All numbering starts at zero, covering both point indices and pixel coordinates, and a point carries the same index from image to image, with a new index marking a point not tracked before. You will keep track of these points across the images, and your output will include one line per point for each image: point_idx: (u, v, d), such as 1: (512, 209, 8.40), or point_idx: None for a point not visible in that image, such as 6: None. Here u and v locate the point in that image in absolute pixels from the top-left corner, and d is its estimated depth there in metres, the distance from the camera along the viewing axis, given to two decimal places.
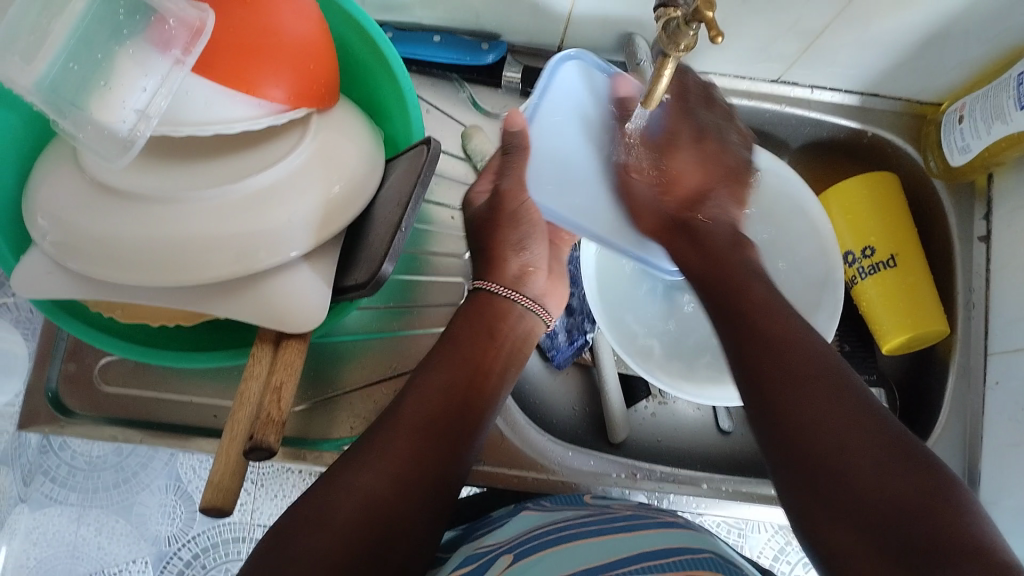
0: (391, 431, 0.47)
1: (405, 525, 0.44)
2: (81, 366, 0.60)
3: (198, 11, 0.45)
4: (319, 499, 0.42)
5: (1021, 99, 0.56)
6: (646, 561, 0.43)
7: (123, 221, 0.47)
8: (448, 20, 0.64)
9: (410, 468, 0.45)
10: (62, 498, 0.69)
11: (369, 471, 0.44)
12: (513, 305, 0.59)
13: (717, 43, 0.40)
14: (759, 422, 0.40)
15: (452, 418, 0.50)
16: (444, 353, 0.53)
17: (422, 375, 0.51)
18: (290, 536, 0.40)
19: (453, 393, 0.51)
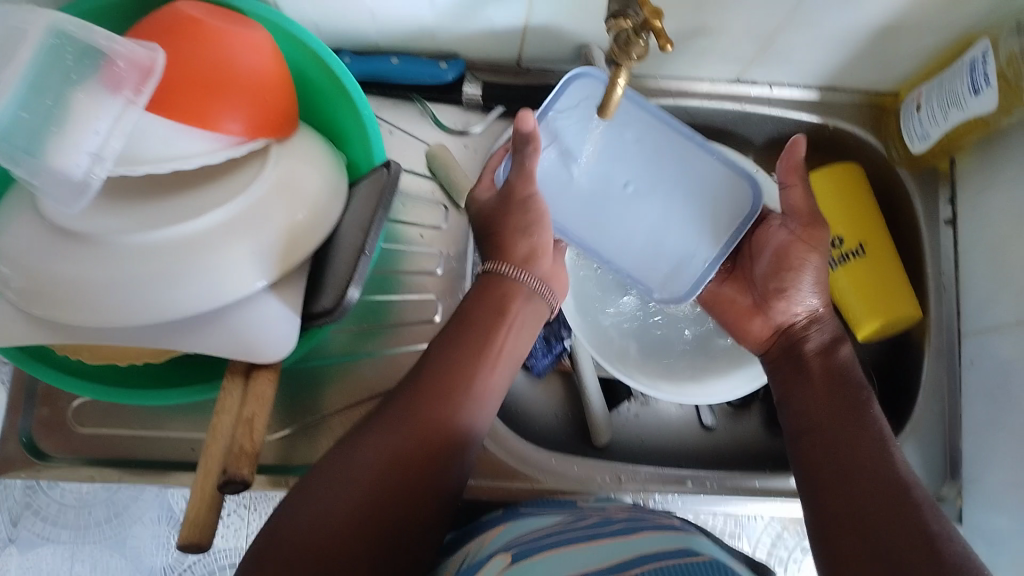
0: (404, 404, 0.50)
1: (416, 492, 0.47)
2: (56, 409, 0.60)
3: (147, 51, 0.46)
4: (333, 465, 0.46)
5: (973, 84, 0.56)
6: (646, 565, 0.43)
7: (80, 264, 0.46)
8: (404, 40, 0.64)
9: (419, 436, 0.48)
10: (54, 537, 0.68)
11: (380, 438, 0.48)
12: (521, 287, 0.56)
13: (668, 51, 0.41)
14: (804, 470, 0.51)
15: (463, 387, 0.51)
16: (457, 325, 0.54)
17: (433, 354, 0.52)
18: (309, 498, 0.45)
19: (465, 368, 0.52)
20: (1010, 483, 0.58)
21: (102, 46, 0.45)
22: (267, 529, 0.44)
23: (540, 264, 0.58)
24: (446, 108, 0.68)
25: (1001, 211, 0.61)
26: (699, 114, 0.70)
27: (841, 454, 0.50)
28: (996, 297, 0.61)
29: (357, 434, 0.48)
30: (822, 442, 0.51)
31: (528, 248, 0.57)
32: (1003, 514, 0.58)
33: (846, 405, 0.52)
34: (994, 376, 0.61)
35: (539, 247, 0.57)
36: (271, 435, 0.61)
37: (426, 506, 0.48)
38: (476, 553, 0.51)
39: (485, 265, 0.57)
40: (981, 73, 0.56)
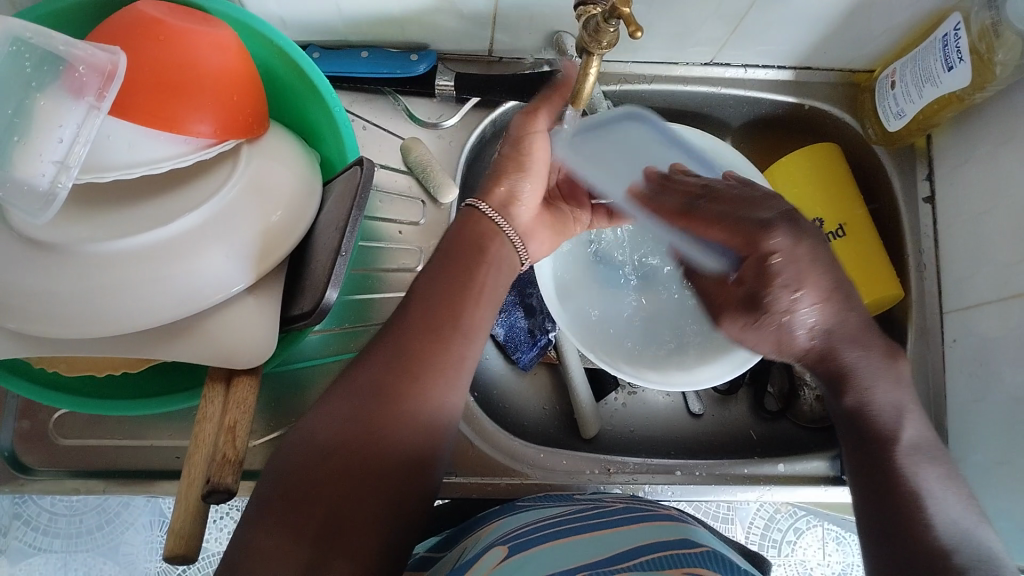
0: (390, 340, 0.46)
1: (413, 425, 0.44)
2: (36, 422, 0.59)
3: (108, 54, 0.44)
4: (325, 406, 0.44)
5: (948, 61, 0.56)
6: (645, 555, 0.42)
7: (52, 276, 0.45)
8: (375, 34, 0.63)
9: (410, 368, 0.45)
10: (46, 546, 0.68)
11: (369, 374, 0.45)
12: (499, 230, 0.53)
13: (638, 38, 0.40)
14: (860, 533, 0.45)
15: (450, 315, 0.48)
16: (443, 252, 0.51)
17: (409, 296, 0.49)
18: (299, 446, 0.42)
19: (450, 297, 0.48)
20: (996, 460, 0.58)
21: (61, 52, 0.44)
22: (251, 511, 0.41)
23: (518, 215, 0.55)
24: (419, 102, 0.67)
25: (979, 187, 0.61)
26: (675, 98, 0.70)
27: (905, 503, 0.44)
28: (976, 273, 0.61)
29: (345, 377, 0.46)
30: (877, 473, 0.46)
31: (509, 190, 0.54)
32: (990, 491, 0.58)
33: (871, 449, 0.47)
34: (978, 352, 0.61)
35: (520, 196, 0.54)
36: (256, 441, 0.60)
37: (426, 436, 0.45)
38: (471, 548, 0.50)
39: (469, 200, 0.54)
40: (955, 48, 0.55)
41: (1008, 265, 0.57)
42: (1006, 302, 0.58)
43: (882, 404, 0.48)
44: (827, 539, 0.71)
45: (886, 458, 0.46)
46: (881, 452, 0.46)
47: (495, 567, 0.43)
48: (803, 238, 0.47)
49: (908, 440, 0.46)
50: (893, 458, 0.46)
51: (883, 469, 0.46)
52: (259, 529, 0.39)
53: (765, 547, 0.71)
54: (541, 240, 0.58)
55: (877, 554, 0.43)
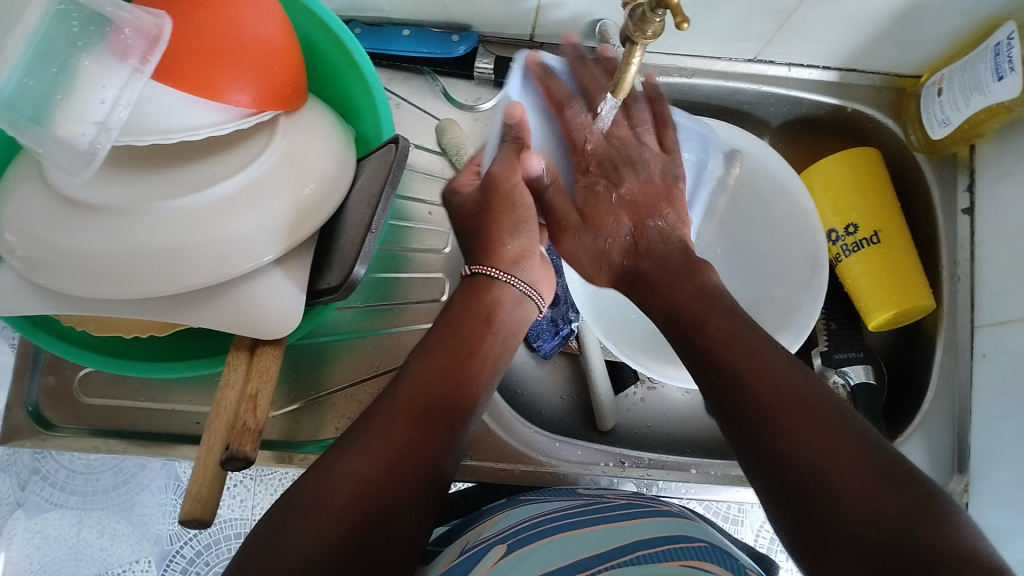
0: (374, 424, 0.45)
1: (394, 519, 0.42)
2: (61, 378, 0.60)
3: (154, 18, 0.45)
4: (337, 460, 0.42)
5: (999, 70, 0.55)
6: (646, 549, 0.42)
7: (87, 234, 0.46)
8: (418, 13, 0.63)
9: (399, 453, 0.43)
10: (62, 501, 0.68)
11: (377, 439, 0.44)
12: (513, 291, 0.55)
13: (685, 29, 0.39)
14: (746, 445, 0.41)
15: (436, 401, 0.47)
16: (445, 323, 0.52)
17: (413, 361, 0.49)
18: (276, 537, 0.39)
19: (436, 384, 0.47)
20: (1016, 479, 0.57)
21: (109, 13, 0.44)
22: (240, 557, 0.39)
23: (528, 266, 0.57)
24: (457, 84, 0.67)
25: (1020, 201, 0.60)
26: (714, 93, 0.69)
27: (742, 380, 0.42)
28: (1012, 289, 0.60)
29: (322, 461, 0.43)
30: (713, 352, 0.45)
31: (519, 247, 0.56)
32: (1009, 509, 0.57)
33: (689, 329, 0.47)
34: (1008, 368, 0.59)
35: (528, 247, 0.57)
36: (274, 412, 0.60)
37: (405, 531, 0.43)
38: (473, 542, 0.50)
39: (469, 268, 0.55)
40: (1007, 58, 0.54)
41: None
42: None
43: (685, 290, 0.50)
44: None
45: (702, 335, 0.46)
46: (700, 338, 0.46)
47: (494, 565, 0.44)
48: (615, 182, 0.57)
49: (721, 322, 0.46)
50: (711, 336, 0.46)
51: (705, 343, 0.46)
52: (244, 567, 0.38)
53: (773, 552, 0.70)
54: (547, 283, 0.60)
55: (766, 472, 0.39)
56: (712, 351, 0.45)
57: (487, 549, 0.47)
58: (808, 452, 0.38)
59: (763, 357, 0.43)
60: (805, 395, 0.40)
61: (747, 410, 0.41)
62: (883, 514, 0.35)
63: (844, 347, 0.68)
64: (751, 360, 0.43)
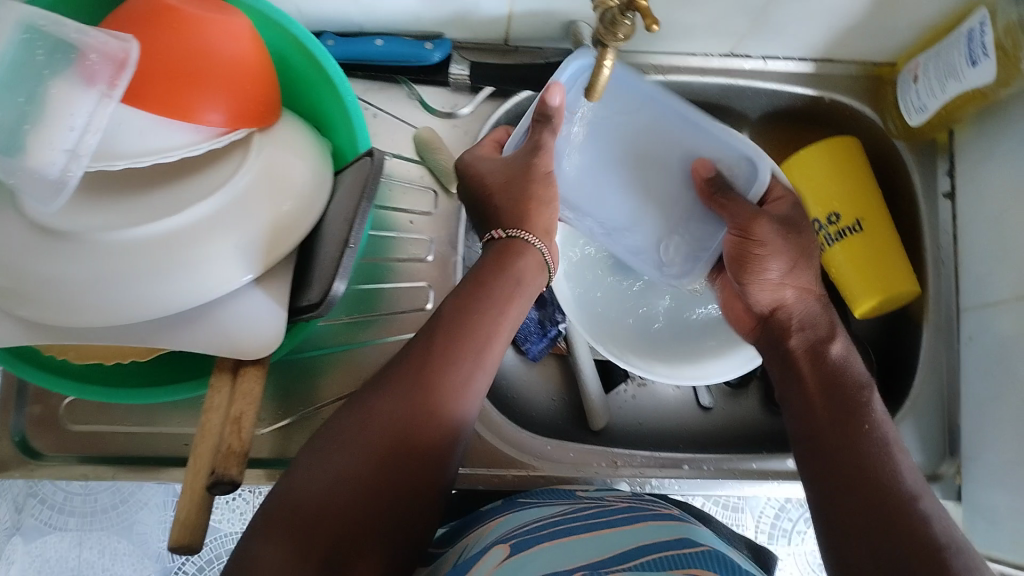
0: (403, 373, 0.47)
1: (417, 469, 0.45)
2: (48, 407, 0.59)
3: (120, 42, 0.44)
4: (369, 401, 0.45)
5: (972, 56, 0.55)
6: (643, 556, 0.42)
7: (57, 261, 0.45)
8: (390, 20, 0.62)
9: (421, 402, 0.45)
10: (62, 525, 0.68)
11: (401, 385, 0.46)
12: (538, 254, 0.54)
13: (655, 31, 0.40)
14: (823, 495, 0.48)
15: (465, 351, 0.48)
16: (479, 267, 0.53)
17: (450, 304, 0.50)
18: (300, 480, 0.42)
19: (467, 338, 0.48)
20: (1009, 460, 0.57)
21: (73, 39, 0.44)
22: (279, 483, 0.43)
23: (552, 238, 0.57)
24: (433, 90, 0.67)
25: (999, 185, 0.60)
26: (691, 89, 0.69)
27: (842, 421, 0.50)
28: (997, 271, 0.60)
29: (356, 406, 0.46)
30: (818, 395, 0.52)
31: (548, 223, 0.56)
32: (1000, 492, 0.58)
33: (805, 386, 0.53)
34: (993, 352, 0.59)
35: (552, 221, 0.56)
36: (263, 429, 0.60)
37: (427, 482, 0.45)
38: (476, 544, 0.50)
39: (502, 230, 0.54)
40: (979, 43, 0.54)
41: None
42: None
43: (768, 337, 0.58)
44: None
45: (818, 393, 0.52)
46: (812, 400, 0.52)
47: (496, 565, 0.43)
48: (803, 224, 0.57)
49: (852, 378, 0.53)
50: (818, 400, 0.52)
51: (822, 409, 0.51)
52: (280, 509, 0.41)
53: (774, 537, 0.70)
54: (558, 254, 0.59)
55: (835, 520, 0.46)
56: (816, 395, 0.52)
57: (489, 550, 0.47)
58: (870, 494, 0.46)
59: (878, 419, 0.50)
60: (896, 456, 0.48)
61: (833, 467, 0.48)
62: None
63: None
64: (851, 441, 0.49)
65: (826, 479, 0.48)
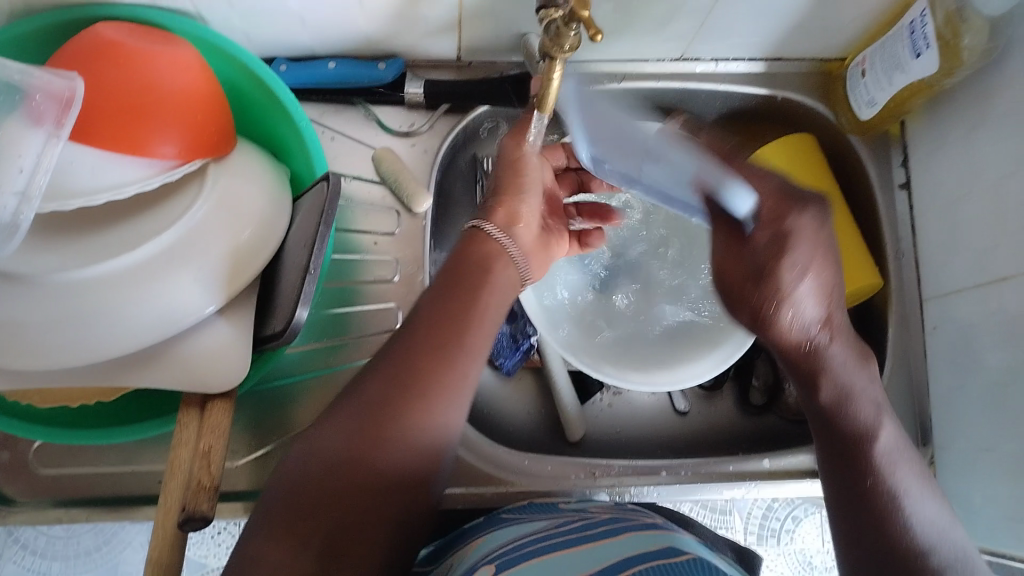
0: (384, 372, 0.45)
1: (403, 463, 0.43)
2: (15, 453, 0.58)
3: (65, 80, 0.44)
4: (352, 403, 0.44)
5: (915, 48, 0.56)
6: (633, 567, 0.42)
7: (10, 304, 0.44)
8: (341, 44, 0.62)
9: (403, 403, 0.44)
10: (45, 570, 0.67)
11: (381, 385, 0.45)
12: (500, 247, 0.53)
13: (599, 40, 0.40)
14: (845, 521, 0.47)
15: (453, 340, 0.47)
16: (452, 261, 0.51)
17: (427, 303, 0.49)
18: (293, 481, 0.42)
19: (451, 325, 0.47)
20: (979, 446, 0.58)
21: (17, 81, 0.44)
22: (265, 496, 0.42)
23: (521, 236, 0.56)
24: (390, 111, 0.67)
25: (951, 173, 0.61)
26: (646, 95, 0.69)
27: (847, 462, 0.48)
28: (955, 258, 0.61)
29: (342, 403, 0.45)
30: (819, 431, 0.51)
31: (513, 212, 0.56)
32: (974, 476, 0.58)
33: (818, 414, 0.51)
34: (958, 339, 0.60)
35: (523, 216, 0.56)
36: (238, 461, 0.59)
37: (417, 473, 0.44)
38: (461, 565, 0.50)
39: (471, 222, 0.55)
40: (922, 34, 0.55)
41: (985, 249, 0.57)
42: (984, 287, 0.57)
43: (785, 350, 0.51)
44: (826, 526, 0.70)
45: (840, 423, 0.49)
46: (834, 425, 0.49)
47: None
48: (789, 259, 0.47)
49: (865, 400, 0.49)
50: (838, 421, 0.49)
51: (844, 440, 0.49)
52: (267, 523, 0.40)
53: (764, 538, 0.69)
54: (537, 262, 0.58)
55: (853, 549, 0.46)
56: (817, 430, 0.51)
57: (477, 570, 0.47)
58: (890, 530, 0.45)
59: (887, 450, 0.48)
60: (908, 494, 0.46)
61: (855, 495, 0.47)
62: None
63: None
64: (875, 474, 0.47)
65: (847, 510, 0.47)
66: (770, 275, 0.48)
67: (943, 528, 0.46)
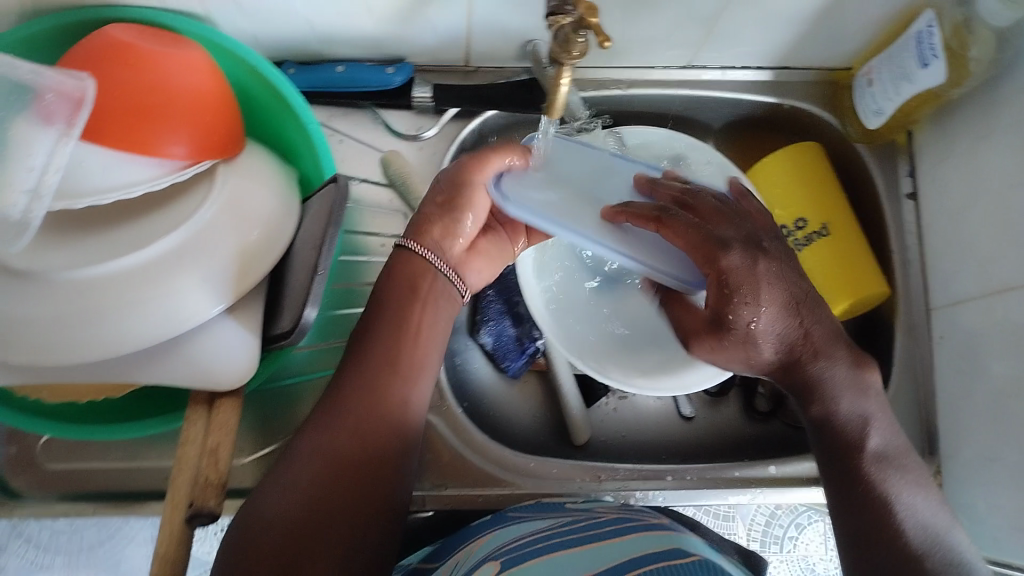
0: (325, 414, 0.47)
1: (356, 497, 0.45)
2: (24, 447, 0.59)
3: (77, 80, 0.45)
4: (301, 446, 0.46)
5: (922, 58, 0.56)
6: (637, 569, 0.42)
7: (20, 302, 0.44)
8: (351, 47, 0.63)
9: (349, 443, 0.46)
10: (49, 564, 0.67)
11: (325, 427, 0.46)
12: (429, 265, 0.53)
13: (607, 47, 0.41)
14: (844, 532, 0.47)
15: (390, 368, 0.49)
16: (377, 294, 0.52)
17: (357, 343, 0.51)
18: (247, 524, 0.43)
19: (386, 357, 0.49)
20: (985, 455, 0.57)
21: (29, 81, 0.45)
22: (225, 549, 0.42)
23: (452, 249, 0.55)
24: (397, 115, 0.67)
25: (959, 183, 0.61)
26: (653, 102, 0.70)
27: (842, 468, 0.48)
28: (962, 268, 0.61)
29: (291, 447, 0.46)
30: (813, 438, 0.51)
31: (445, 227, 0.54)
32: (979, 486, 0.58)
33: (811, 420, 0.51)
34: (965, 348, 0.60)
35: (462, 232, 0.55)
36: (244, 458, 0.59)
37: (370, 505, 0.46)
38: (464, 563, 0.50)
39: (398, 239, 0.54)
40: (929, 45, 0.55)
41: (991, 259, 0.57)
42: (991, 298, 0.57)
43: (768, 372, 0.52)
44: (829, 534, 0.70)
45: (833, 434, 0.49)
46: (828, 431, 0.49)
47: None
48: (738, 303, 0.47)
49: (850, 409, 0.49)
50: (824, 428, 0.50)
51: (842, 447, 0.49)
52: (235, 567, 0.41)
53: (767, 545, 0.69)
54: (478, 268, 0.58)
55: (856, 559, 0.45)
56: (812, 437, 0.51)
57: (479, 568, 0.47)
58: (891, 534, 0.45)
59: (874, 458, 0.48)
60: (898, 494, 0.47)
61: (853, 502, 0.47)
62: None
63: None
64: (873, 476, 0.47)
65: (846, 519, 0.47)
66: (724, 315, 0.48)
67: (940, 527, 0.46)
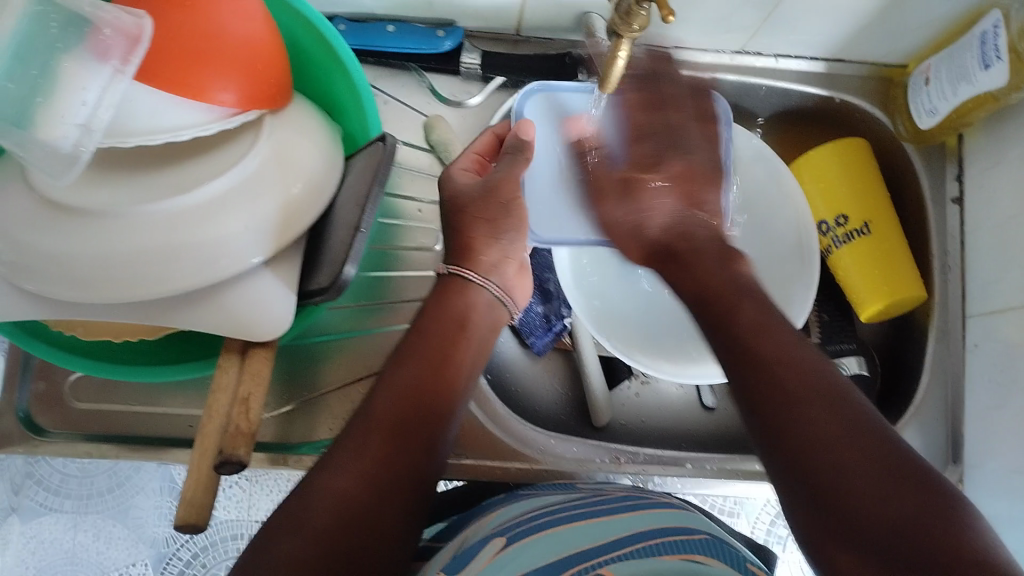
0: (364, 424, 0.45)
1: (384, 507, 0.42)
2: (51, 384, 0.59)
3: (134, 18, 0.45)
4: (336, 458, 0.42)
5: (985, 60, 0.55)
6: (638, 543, 0.42)
7: (75, 239, 0.45)
8: (405, 9, 0.62)
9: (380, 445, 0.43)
10: (57, 506, 0.68)
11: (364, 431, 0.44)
12: (485, 294, 0.56)
13: (671, 22, 0.40)
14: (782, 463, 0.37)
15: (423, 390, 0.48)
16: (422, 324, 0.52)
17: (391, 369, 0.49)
18: (253, 551, 0.38)
19: (417, 394, 0.47)
20: (1012, 466, 0.57)
21: (87, 13, 0.44)
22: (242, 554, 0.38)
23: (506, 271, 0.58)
24: (444, 79, 0.67)
25: (1008, 190, 0.60)
26: None
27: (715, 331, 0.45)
28: (1003, 277, 0.60)
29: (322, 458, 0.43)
30: (717, 332, 0.44)
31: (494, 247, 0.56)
32: (1004, 497, 0.57)
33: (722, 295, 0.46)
34: (1000, 359, 0.59)
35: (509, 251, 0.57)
36: (269, 413, 0.60)
37: (395, 505, 0.43)
38: (473, 535, 0.50)
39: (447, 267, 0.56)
40: (993, 46, 0.54)
41: None
42: None
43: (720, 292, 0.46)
44: None
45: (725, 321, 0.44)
46: (725, 322, 0.44)
47: (493, 558, 0.43)
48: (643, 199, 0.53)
49: (719, 281, 0.47)
50: (742, 329, 0.43)
51: (717, 314, 0.45)
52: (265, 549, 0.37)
53: (771, 542, 0.69)
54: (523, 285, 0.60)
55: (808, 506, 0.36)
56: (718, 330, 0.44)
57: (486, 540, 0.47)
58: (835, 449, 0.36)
59: (750, 321, 0.43)
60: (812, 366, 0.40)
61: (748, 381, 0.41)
62: (900, 512, 0.33)
63: (836, 339, 0.67)
64: (784, 355, 0.41)
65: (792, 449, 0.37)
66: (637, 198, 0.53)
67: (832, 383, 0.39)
